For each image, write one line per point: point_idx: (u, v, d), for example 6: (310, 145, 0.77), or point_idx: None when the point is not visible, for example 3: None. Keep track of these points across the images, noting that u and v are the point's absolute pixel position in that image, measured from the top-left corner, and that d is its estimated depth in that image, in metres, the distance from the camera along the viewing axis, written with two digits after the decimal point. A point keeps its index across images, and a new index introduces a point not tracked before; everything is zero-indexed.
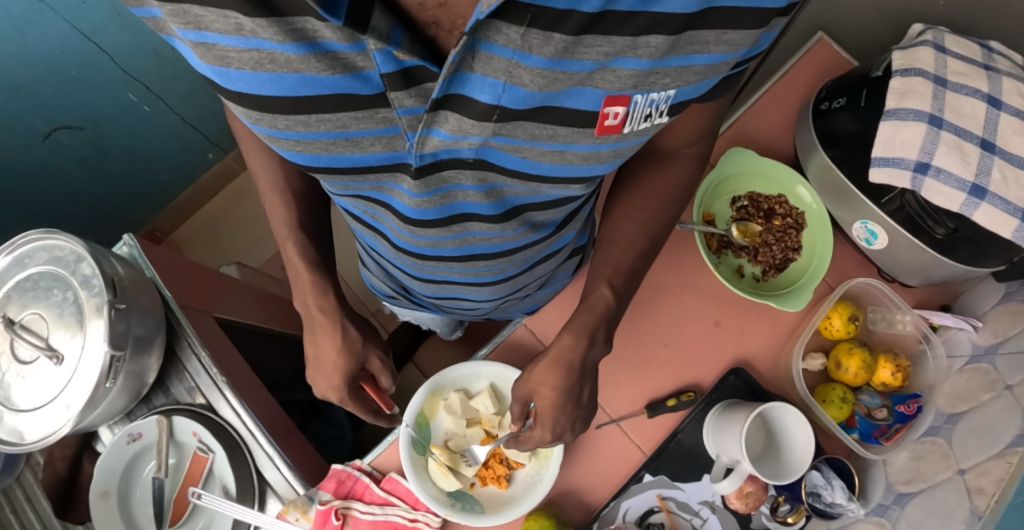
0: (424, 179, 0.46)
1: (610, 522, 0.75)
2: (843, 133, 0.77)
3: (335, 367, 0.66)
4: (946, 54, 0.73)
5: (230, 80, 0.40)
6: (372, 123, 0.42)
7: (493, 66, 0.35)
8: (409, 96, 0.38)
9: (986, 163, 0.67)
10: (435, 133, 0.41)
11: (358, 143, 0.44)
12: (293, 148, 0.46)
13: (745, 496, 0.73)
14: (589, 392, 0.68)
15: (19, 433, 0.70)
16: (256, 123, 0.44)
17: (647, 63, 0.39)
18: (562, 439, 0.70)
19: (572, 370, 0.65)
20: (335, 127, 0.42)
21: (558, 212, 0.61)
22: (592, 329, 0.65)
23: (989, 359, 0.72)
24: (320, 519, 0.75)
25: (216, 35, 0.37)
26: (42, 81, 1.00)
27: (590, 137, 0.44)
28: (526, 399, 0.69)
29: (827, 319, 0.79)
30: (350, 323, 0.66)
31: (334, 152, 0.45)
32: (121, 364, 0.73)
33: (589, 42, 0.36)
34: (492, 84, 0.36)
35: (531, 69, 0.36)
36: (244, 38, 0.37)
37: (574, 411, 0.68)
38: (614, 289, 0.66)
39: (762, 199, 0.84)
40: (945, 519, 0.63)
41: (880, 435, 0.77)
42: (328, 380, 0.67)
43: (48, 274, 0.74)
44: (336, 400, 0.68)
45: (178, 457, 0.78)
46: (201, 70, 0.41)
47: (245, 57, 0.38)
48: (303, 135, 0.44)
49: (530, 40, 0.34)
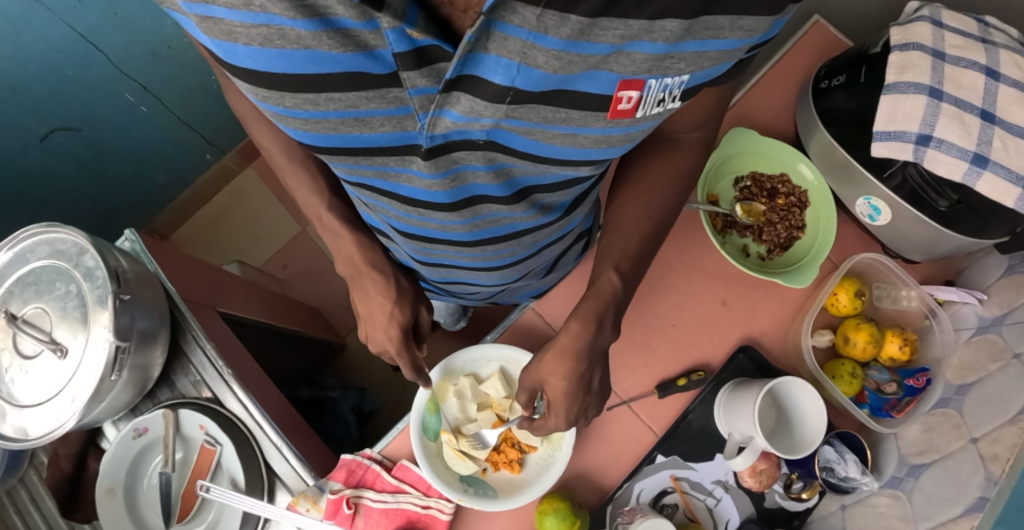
0: (435, 160, 0.46)
1: (624, 504, 0.75)
2: (842, 111, 0.78)
3: (390, 318, 0.70)
4: (943, 28, 0.74)
5: (237, 56, 0.40)
6: (382, 103, 0.42)
7: (508, 47, 0.36)
8: (421, 76, 0.38)
9: (986, 134, 0.68)
10: (447, 115, 0.41)
11: (367, 123, 0.43)
12: (301, 127, 0.46)
13: (758, 473, 0.73)
14: (598, 379, 0.68)
15: (23, 429, 0.69)
16: (263, 101, 0.44)
17: (662, 47, 0.39)
18: (575, 425, 0.70)
19: (580, 355, 0.64)
20: (344, 106, 0.42)
21: (567, 194, 0.60)
22: (599, 316, 0.65)
23: (996, 329, 0.73)
24: (331, 509, 0.74)
25: (223, 9, 0.37)
26: (39, 81, 0.99)
27: (602, 120, 0.44)
28: (533, 389, 0.69)
29: (833, 295, 0.80)
30: (400, 275, 0.71)
31: (342, 132, 0.45)
32: (126, 356, 0.72)
33: (605, 25, 0.36)
34: (506, 66, 0.37)
35: (546, 51, 0.36)
36: (252, 12, 0.37)
37: (585, 399, 0.68)
38: (620, 274, 0.65)
39: (764, 178, 0.85)
40: (961, 488, 0.63)
41: (891, 408, 0.78)
42: (384, 332, 0.71)
43: (50, 267, 0.74)
44: (392, 352, 0.72)
45: (185, 450, 0.77)
46: (207, 44, 0.41)
47: (253, 33, 0.38)
48: (311, 114, 0.43)
49: (546, 21, 0.34)
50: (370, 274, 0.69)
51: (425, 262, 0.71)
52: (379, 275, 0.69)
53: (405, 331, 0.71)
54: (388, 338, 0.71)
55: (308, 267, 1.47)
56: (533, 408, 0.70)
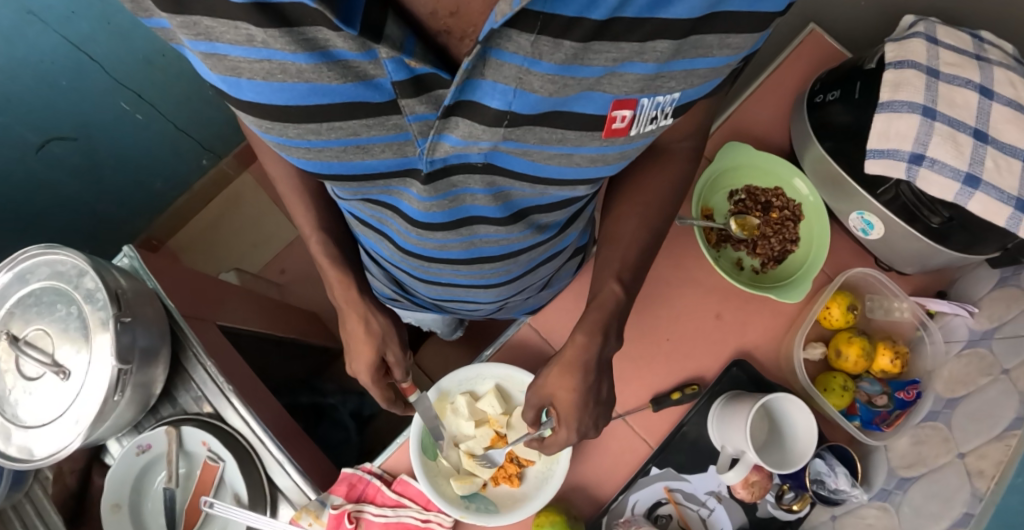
0: (434, 184, 0.46)
1: (620, 515, 0.77)
2: (837, 126, 0.78)
3: (363, 354, 0.71)
4: (938, 45, 0.74)
5: (241, 91, 0.40)
6: (382, 130, 0.41)
7: (504, 72, 0.35)
8: (420, 103, 0.38)
9: (979, 154, 0.69)
10: (446, 139, 0.41)
11: (368, 150, 0.44)
12: (304, 156, 0.46)
13: (750, 485, 0.75)
14: (607, 387, 0.69)
15: (28, 450, 0.70)
16: (267, 132, 0.44)
17: (653, 67, 0.39)
18: (585, 437, 0.70)
19: (589, 370, 0.66)
20: (345, 135, 0.42)
21: (563, 212, 0.61)
22: (604, 327, 0.66)
23: (986, 343, 0.74)
24: (333, 523, 0.76)
25: (227, 45, 0.37)
26: (33, 92, 0.99)
27: (598, 139, 0.45)
28: (540, 406, 0.70)
29: (827, 308, 0.81)
30: (376, 314, 0.70)
31: (345, 159, 0.45)
32: (128, 377, 0.73)
33: (598, 48, 0.36)
34: (503, 91, 0.37)
35: (541, 75, 0.36)
36: (254, 47, 0.37)
37: (595, 409, 0.69)
38: (623, 285, 0.66)
39: (759, 192, 0.85)
40: (947, 503, 0.65)
41: (881, 421, 0.79)
42: (358, 364, 0.72)
43: (50, 289, 0.74)
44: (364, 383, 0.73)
45: (188, 466, 0.78)
46: (211, 79, 0.42)
47: (257, 67, 0.38)
48: (314, 143, 0.44)
49: (540, 47, 0.34)
50: (348, 311, 0.70)
51: (424, 279, 0.71)
52: (372, 306, 0.70)
53: (375, 368, 0.71)
54: (360, 370, 0.72)
55: (306, 272, 1.47)
56: (541, 424, 0.72)
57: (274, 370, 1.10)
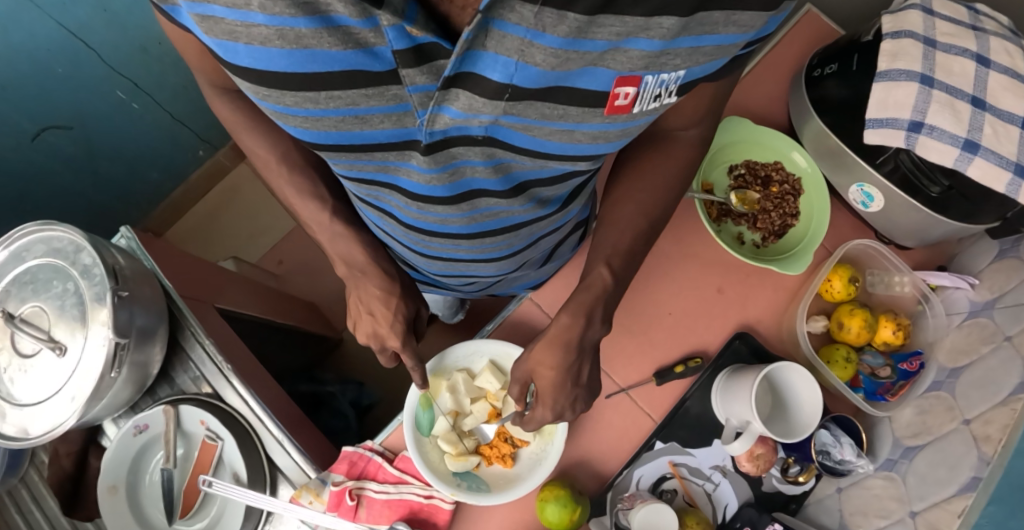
0: (433, 156, 0.46)
1: (624, 490, 0.76)
2: (834, 99, 0.79)
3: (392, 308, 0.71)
4: (935, 16, 0.75)
5: (237, 56, 0.40)
6: (382, 100, 0.41)
7: (506, 44, 0.35)
8: (420, 74, 0.38)
9: (977, 120, 0.69)
10: (446, 111, 0.40)
11: (367, 120, 0.43)
12: (300, 125, 0.45)
13: (756, 458, 0.74)
14: (587, 371, 0.68)
15: (24, 429, 0.69)
16: (263, 99, 0.43)
17: (659, 45, 0.39)
18: (562, 418, 0.70)
19: (570, 349, 0.65)
20: (343, 104, 0.42)
21: (565, 187, 0.60)
22: (587, 311, 0.65)
23: (988, 313, 0.74)
24: (334, 500, 0.74)
25: (223, 8, 0.37)
26: (29, 79, 0.98)
27: (599, 117, 0.44)
28: (525, 380, 0.70)
29: (828, 281, 0.80)
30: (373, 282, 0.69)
31: (342, 129, 0.44)
32: (125, 353, 0.72)
33: (602, 22, 0.36)
34: (504, 63, 0.36)
35: (544, 49, 0.36)
36: (251, 12, 0.36)
37: (572, 391, 0.68)
38: (612, 271, 0.65)
39: (759, 166, 0.86)
40: (954, 469, 0.65)
41: (885, 391, 0.78)
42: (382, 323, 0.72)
43: (47, 266, 0.73)
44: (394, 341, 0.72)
45: (186, 447, 0.77)
46: (206, 43, 0.41)
47: (254, 32, 0.37)
48: (311, 112, 0.43)
49: (544, 19, 0.34)
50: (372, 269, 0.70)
51: (424, 254, 0.71)
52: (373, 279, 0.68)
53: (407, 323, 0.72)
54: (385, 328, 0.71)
55: (304, 262, 1.47)
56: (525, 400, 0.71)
57: (274, 358, 1.10)
